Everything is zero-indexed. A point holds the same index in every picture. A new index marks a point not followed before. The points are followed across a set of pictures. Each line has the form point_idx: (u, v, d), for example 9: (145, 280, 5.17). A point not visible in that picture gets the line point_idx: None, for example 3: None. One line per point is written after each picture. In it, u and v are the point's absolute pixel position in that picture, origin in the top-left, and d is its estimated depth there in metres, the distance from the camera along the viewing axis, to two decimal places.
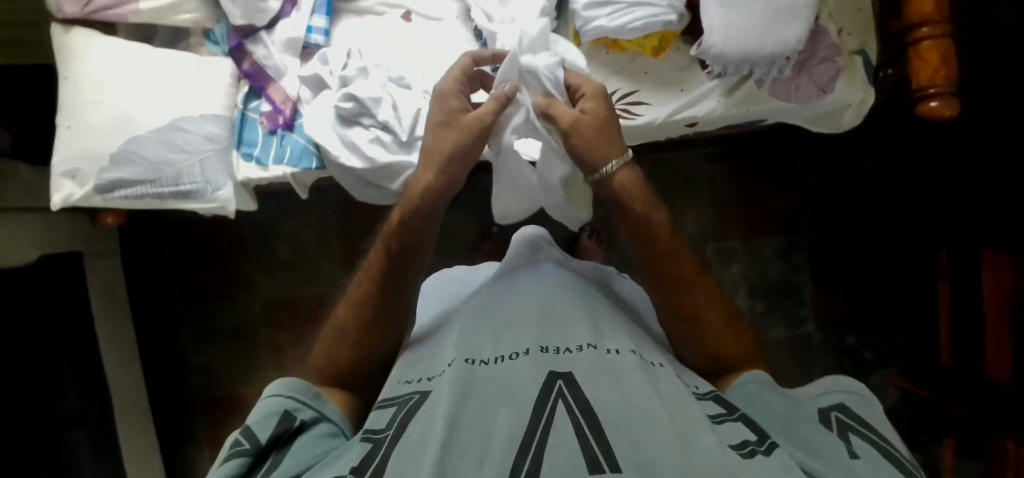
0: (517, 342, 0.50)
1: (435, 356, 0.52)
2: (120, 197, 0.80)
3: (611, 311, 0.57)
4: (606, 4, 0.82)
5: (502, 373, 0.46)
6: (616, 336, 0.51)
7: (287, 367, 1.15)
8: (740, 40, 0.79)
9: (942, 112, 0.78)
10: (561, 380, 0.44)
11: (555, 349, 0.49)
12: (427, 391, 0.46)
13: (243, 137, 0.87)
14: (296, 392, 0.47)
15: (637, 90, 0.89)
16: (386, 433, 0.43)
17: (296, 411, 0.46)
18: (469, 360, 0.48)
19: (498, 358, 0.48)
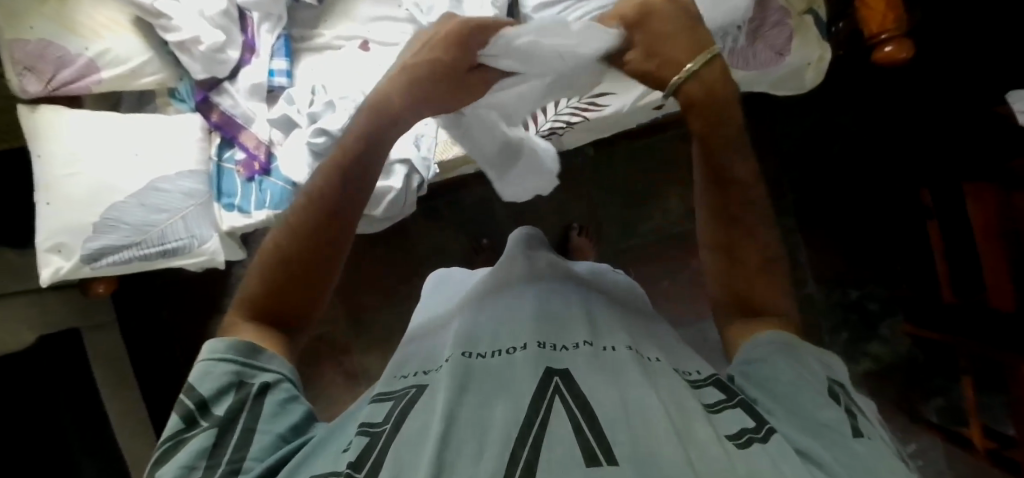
0: (514, 337, 0.50)
1: (432, 355, 0.53)
2: (107, 263, 0.80)
3: (605, 306, 0.57)
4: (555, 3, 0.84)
5: (499, 368, 0.47)
6: (609, 332, 0.51)
7: None
8: (691, 15, 0.80)
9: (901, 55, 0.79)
10: (557, 375, 0.44)
11: (550, 345, 0.49)
12: (424, 385, 0.47)
13: (222, 188, 0.88)
14: (244, 355, 0.44)
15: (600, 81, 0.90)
16: (384, 426, 0.42)
17: (251, 375, 0.44)
18: (467, 354, 0.49)
19: (494, 353, 0.49)
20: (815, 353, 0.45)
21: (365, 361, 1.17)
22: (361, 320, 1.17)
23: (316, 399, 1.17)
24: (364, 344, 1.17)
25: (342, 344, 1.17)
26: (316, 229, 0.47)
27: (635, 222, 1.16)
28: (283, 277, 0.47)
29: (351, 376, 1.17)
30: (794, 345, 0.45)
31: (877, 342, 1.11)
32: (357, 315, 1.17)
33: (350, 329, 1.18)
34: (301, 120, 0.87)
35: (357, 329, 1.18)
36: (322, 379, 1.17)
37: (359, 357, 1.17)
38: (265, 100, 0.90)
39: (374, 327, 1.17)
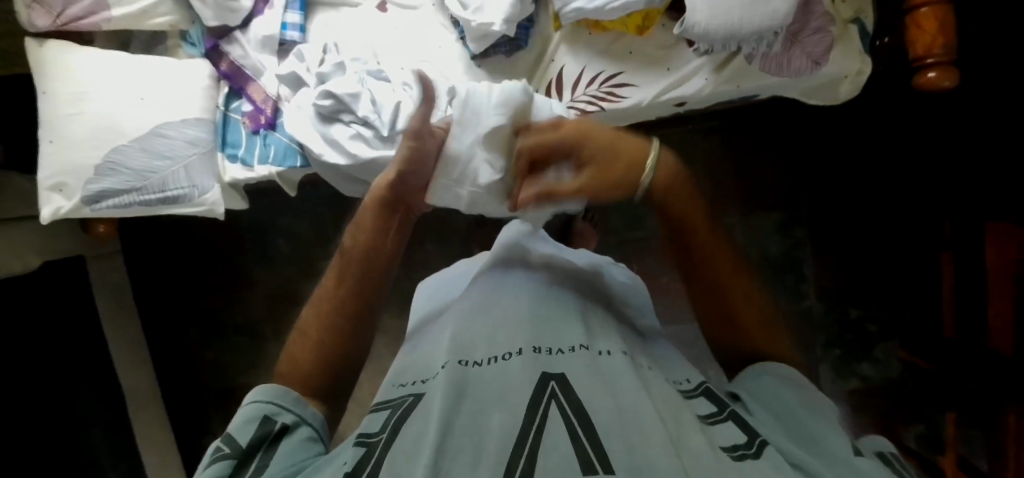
0: (511, 340, 0.49)
1: (428, 361, 0.52)
2: (110, 206, 0.80)
3: (601, 312, 0.55)
4: None
5: (496, 372, 0.45)
6: (607, 334, 0.50)
7: None
8: (726, 20, 0.74)
9: (945, 83, 0.74)
10: (553, 380, 0.43)
11: (547, 350, 0.47)
12: (421, 394, 0.46)
13: (227, 139, 0.89)
14: (280, 396, 0.45)
15: (621, 72, 0.85)
16: (380, 436, 0.43)
17: (280, 416, 0.44)
18: (463, 361, 0.47)
19: (491, 358, 0.48)
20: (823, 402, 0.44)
21: None
22: None
23: None
24: None
25: None
26: (352, 316, 0.49)
27: (642, 215, 1.14)
28: (317, 363, 0.48)
29: None
30: (801, 379, 0.45)
31: (869, 364, 1.10)
32: None
33: None
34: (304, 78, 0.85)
35: None
36: None
37: None
38: (276, 54, 0.88)
39: None
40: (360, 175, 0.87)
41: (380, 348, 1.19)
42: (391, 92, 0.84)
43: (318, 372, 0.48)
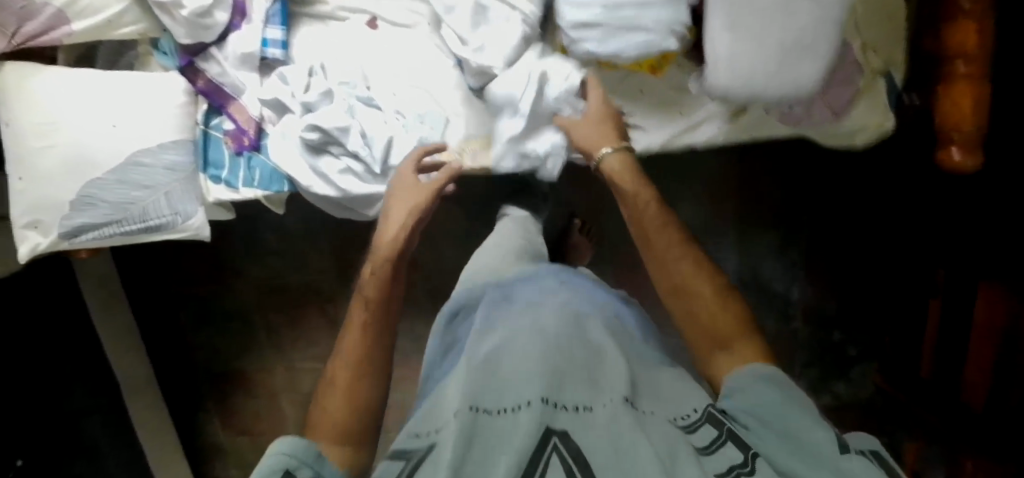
0: (520, 385, 0.39)
1: (435, 416, 0.44)
2: (89, 240, 0.78)
3: (600, 330, 0.49)
4: (596, 25, 0.70)
5: (501, 420, 0.37)
6: (630, 386, 0.41)
7: (284, 347, 1.20)
8: (748, 83, 0.68)
9: (969, 165, 0.69)
10: (556, 434, 0.35)
11: (560, 403, 0.38)
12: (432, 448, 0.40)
13: (209, 158, 0.85)
14: (301, 454, 0.45)
15: (627, 111, 0.80)
16: None
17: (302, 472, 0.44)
18: (473, 408, 0.38)
19: (501, 407, 0.38)
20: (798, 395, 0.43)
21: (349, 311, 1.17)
22: (348, 273, 1.15)
23: (300, 337, 1.20)
24: (351, 296, 1.16)
25: (328, 292, 1.17)
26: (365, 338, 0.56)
27: None
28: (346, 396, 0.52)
29: (335, 324, 1.18)
30: (787, 378, 0.42)
31: (843, 383, 1.13)
32: (345, 269, 1.15)
33: (339, 280, 1.16)
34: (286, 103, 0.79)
35: (345, 280, 1.16)
36: (306, 322, 1.18)
37: (345, 311, 1.17)
38: (257, 70, 0.81)
39: None
40: (350, 206, 0.84)
41: None
42: (382, 125, 0.80)
43: (348, 412, 0.51)
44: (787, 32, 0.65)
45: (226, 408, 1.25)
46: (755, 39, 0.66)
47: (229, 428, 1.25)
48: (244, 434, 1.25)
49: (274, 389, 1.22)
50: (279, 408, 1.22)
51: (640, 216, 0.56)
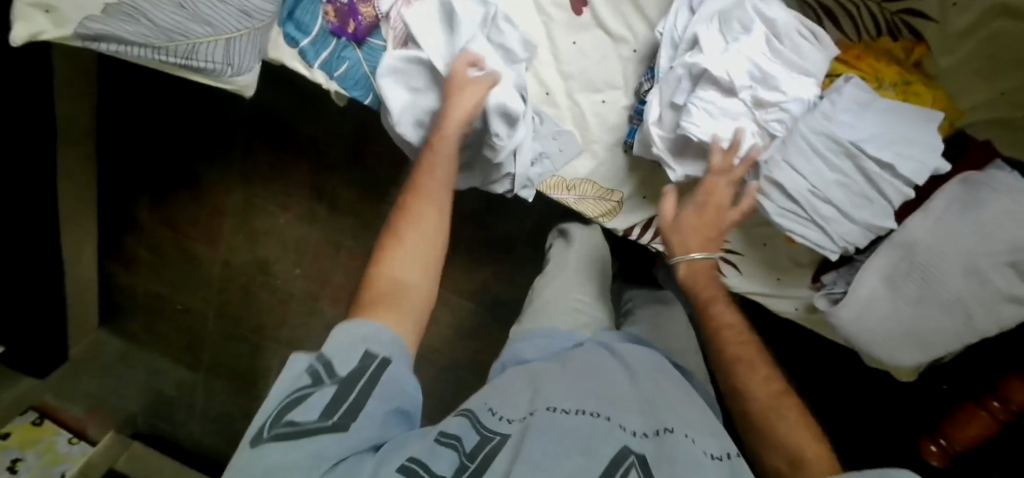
0: (588, 403, 0.50)
1: (508, 401, 0.52)
2: (108, 49, 0.59)
3: (671, 387, 0.55)
4: (789, 197, 0.62)
5: (579, 427, 0.46)
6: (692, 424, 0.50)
7: (254, 176, 1.08)
8: (856, 335, 0.68)
9: (932, 471, 0.79)
10: (633, 456, 0.45)
11: (631, 429, 0.48)
12: (507, 437, 0.46)
13: (295, 14, 0.65)
14: (377, 334, 0.45)
15: (738, 252, 0.76)
16: (472, 464, 0.44)
17: (377, 347, 0.44)
18: (550, 408, 0.48)
19: (578, 411, 0.49)
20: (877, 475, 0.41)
21: (340, 188, 1.06)
22: (360, 153, 1.03)
23: (275, 178, 1.08)
24: (349, 175, 1.05)
25: (329, 157, 1.05)
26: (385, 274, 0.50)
27: None
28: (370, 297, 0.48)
29: (318, 191, 1.08)
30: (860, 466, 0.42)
31: None
32: (360, 148, 1.03)
33: (347, 153, 1.04)
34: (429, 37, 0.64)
35: (355, 159, 1.04)
36: (290, 168, 1.07)
37: (336, 183, 1.06)
38: None
39: (367, 168, 1.04)
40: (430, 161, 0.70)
41: (343, 226, 1.10)
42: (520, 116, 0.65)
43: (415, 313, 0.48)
44: (925, 324, 0.64)
45: (163, 196, 1.14)
46: (894, 310, 0.65)
47: (156, 212, 1.16)
48: (170, 228, 1.17)
49: (222, 205, 1.12)
50: (219, 222, 1.14)
51: (722, 326, 0.57)
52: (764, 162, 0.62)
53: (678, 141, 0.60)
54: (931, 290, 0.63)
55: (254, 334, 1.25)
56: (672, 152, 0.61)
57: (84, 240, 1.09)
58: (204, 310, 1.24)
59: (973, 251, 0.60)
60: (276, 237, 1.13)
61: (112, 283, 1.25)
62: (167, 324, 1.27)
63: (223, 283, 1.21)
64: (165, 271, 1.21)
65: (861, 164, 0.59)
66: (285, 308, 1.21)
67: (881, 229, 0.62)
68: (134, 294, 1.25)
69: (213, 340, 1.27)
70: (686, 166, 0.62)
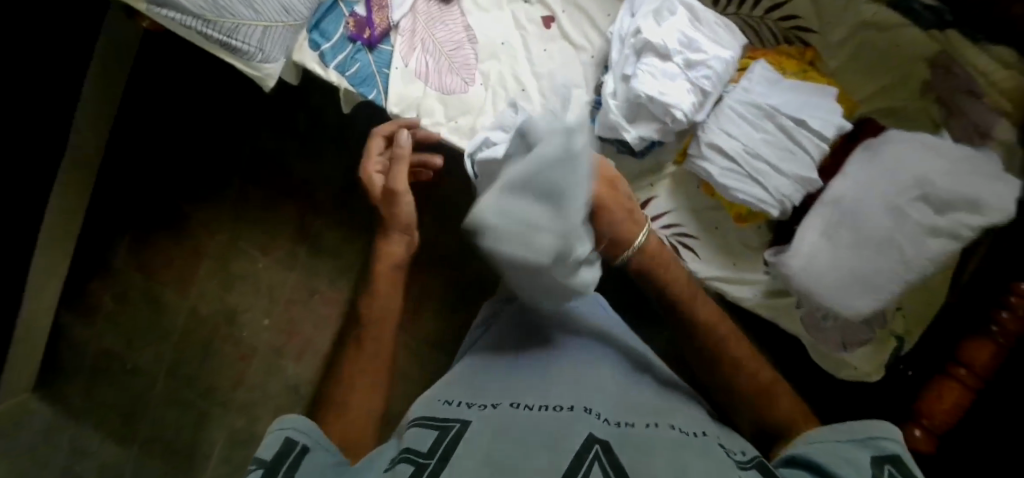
0: (560, 398, 0.55)
1: (478, 393, 0.58)
2: (165, 16, 0.72)
3: (642, 396, 0.60)
4: (728, 157, 0.74)
5: (546, 417, 0.51)
6: (658, 412, 0.55)
7: (242, 221, 1.15)
8: (809, 284, 0.74)
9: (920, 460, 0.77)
10: (598, 444, 0.46)
11: (600, 417, 0.52)
12: (468, 422, 0.51)
13: (321, 24, 0.81)
14: (304, 429, 0.53)
15: (697, 237, 0.84)
16: (430, 459, 0.46)
17: (298, 435, 0.53)
18: (516, 404, 0.54)
19: (542, 406, 0.54)
20: (868, 432, 0.48)
21: (324, 230, 1.14)
22: (347, 196, 1.13)
23: (262, 222, 1.15)
24: (334, 217, 1.14)
25: (317, 201, 1.14)
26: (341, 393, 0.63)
27: None
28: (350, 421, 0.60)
29: (303, 233, 1.14)
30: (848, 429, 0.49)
31: None
32: (348, 192, 1.13)
33: (335, 197, 1.13)
34: (432, 49, 0.82)
35: (342, 203, 1.14)
36: (278, 212, 1.14)
37: (320, 224, 1.14)
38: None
39: (352, 209, 1.13)
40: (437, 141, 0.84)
41: (322, 268, 1.15)
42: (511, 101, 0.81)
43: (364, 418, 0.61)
44: (866, 265, 0.72)
45: (144, 241, 1.17)
46: (835, 254, 0.73)
47: (133, 257, 1.18)
48: (144, 274, 1.18)
49: (203, 248, 1.16)
50: (196, 267, 1.17)
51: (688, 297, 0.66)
52: (704, 129, 0.75)
53: (630, 107, 0.74)
54: (860, 231, 0.72)
55: (205, 397, 1.19)
56: (628, 116, 0.74)
57: (52, 274, 1.09)
58: (156, 368, 1.20)
59: (886, 191, 0.71)
60: (253, 282, 1.16)
61: (63, 337, 1.20)
62: (110, 388, 1.20)
63: (184, 336, 1.19)
64: (125, 323, 1.19)
65: (780, 123, 0.73)
66: (245, 365, 1.18)
67: (807, 180, 0.73)
68: (85, 350, 1.20)
69: (157, 406, 1.20)
70: (639, 128, 0.74)
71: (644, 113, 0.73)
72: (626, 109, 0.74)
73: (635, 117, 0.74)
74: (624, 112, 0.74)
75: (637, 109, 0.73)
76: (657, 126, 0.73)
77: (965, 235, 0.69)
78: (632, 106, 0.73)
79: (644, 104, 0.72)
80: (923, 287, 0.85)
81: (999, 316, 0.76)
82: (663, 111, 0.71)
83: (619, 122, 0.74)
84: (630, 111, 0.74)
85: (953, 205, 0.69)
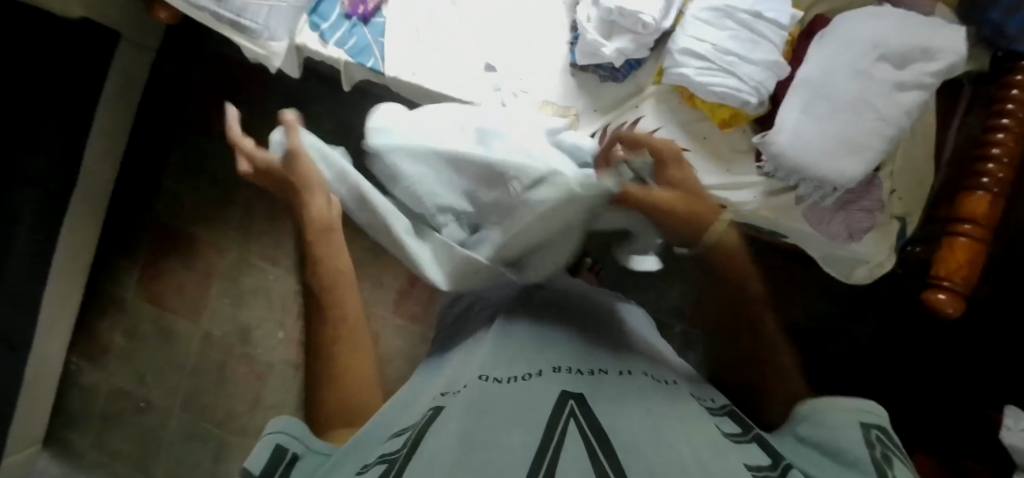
0: (530, 364, 0.48)
1: (452, 378, 0.50)
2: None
3: (617, 345, 0.56)
4: (700, 57, 0.81)
5: (519, 388, 0.44)
6: (617, 361, 0.52)
7: (250, 236, 1.17)
8: (800, 157, 0.78)
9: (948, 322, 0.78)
10: (572, 401, 0.42)
11: (568, 370, 0.48)
12: (439, 409, 0.43)
13: (319, 8, 0.89)
14: (299, 433, 0.46)
15: (688, 149, 0.88)
16: (399, 455, 0.39)
17: (287, 443, 0.45)
18: (484, 376, 0.46)
19: (511, 376, 0.46)
20: (845, 405, 0.45)
21: None
22: None
23: (269, 236, 1.17)
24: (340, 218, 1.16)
25: None
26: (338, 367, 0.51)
27: (628, 286, 1.18)
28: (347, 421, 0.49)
29: None
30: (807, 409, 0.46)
31: None
32: None
33: None
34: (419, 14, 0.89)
35: None
36: (285, 222, 1.17)
37: None
38: None
39: None
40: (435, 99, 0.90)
41: None
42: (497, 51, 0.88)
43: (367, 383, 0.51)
44: (847, 129, 0.77)
45: (155, 272, 1.19)
46: (818, 127, 0.78)
47: (144, 289, 1.20)
48: (155, 305, 1.19)
49: (214, 269, 1.18)
50: (208, 290, 1.19)
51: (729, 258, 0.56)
52: (675, 38, 0.82)
53: (605, 28, 0.82)
54: (837, 100, 0.78)
55: (220, 427, 1.16)
56: (605, 36, 0.83)
57: (65, 312, 1.11)
58: (170, 403, 1.18)
59: (848, 60, 0.78)
60: (264, 295, 1.17)
61: (76, 383, 1.20)
62: (126, 431, 1.19)
63: (197, 363, 1.18)
64: (136, 357, 1.19)
65: (739, 19, 0.80)
66: (261, 384, 1.16)
67: (776, 64, 0.79)
68: (98, 393, 1.20)
69: (173, 444, 1.17)
70: (617, 44, 0.82)
71: (620, 28, 0.82)
72: (603, 31, 0.82)
73: (613, 34, 0.82)
74: (601, 34, 0.83)
75: (611, 28, 0.82)
76: (631, 40, 0.82)
77: (928, 83, 0.76)
78: (606, 26, 0.82)
79: (617, 19, 0.80)
80: (909, 165, 0.87)
81: (986, 168, 0.78)
82: (635, 23, 0.80)
83: (596, 42, 0.82)
84: (606, 31, 0.83)
85: (909, 59, 0.76)
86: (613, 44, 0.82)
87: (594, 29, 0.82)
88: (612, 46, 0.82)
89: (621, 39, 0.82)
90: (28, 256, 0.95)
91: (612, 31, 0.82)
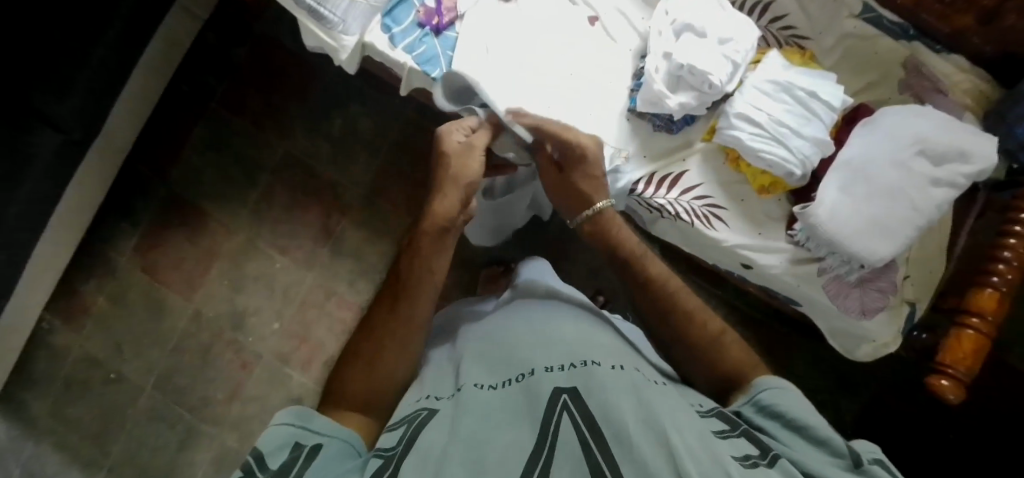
0: (523, 364, 0.52)
1: (449, 380, 0.55)
2: None
3: (611, 340, 0.58)
4: (755, 124, 0.85)
5: (512, 395, 0.48)
6: (609, 355, 0.52)
7: (263, 221, 1.14)
8: (834, 233, 0.83)
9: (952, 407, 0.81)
10: (565, 395, 0.45)
11: (560, 366, 0.49)
12: (435, 411, 0.48)
13: (393, 11, 0.90)
14: (312, 426, 0.47)
15: (725, 207, 0.92)
16: (396, 450, 0.44)
17: (304, 438, 0.47)
18: (479, 384, 0.51)
19: (504, 381, 0.51)
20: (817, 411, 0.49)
21: (348, 231, 1.14)
22: (375, 196, 1.15)
23: (283, 224, 1.14)
24: (359, 218, 1.15)
25: (343, 203, 1.15)
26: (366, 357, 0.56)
27: None
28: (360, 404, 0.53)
29: (326, 233, 1.14)
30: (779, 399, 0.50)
31: None
32: (375, 192, 1.15)
33: (364, 197, 1.15)
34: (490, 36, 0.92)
35: (370, 202, 1.15)
36: (302, 214, 1.15)
37: (344, 224, 1.15)
38: None
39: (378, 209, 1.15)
40: None
41: (342, 268, 1.14)
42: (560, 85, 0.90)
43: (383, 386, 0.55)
44: (881, 214, 0.82)
45: (155, 241, 1.14)
46: (856, 209, 0.83)
47: (138, 257, 1.14)
48: (148, 276, 1.13)
49: (217, 248, 1.14)
50: (208, 267, 1.14)
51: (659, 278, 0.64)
52: (732, 101, 0.87)
53: (670, 81, 0.86)
54: (877, 185, 0.83)
55: (194, 414, 1.09)
56: (669, 88, 0.86)
57: (52, 266, 1.03)
58: (142, 380, 1.11)
59: (889, 148, 0.83)
60: (266, 283, 1.13)
61: (41, 343, 1.11)
62: (84, 403, 1.10)
63: (181, 342, 1.12)
64: (116, 327, 1.12)
65: (797, 95, 0.85)
66: (245, 375, 1.11)
67: (823, 143, 0.84)
68: (61, 358, 1.11)
69: (135, 424, 1.10)
70: (678, 97, 0.86)
71: (685, 84, 0.86)
72: (669, 84, 0.86)
73: (677, 89, 0.86)
74: (665, 86, 0.86)
75: (676, 83, 0.86)
76: (693, 96, 0.85)
77: (961, 183, 0.83)
78: (672, 80, 0.86)
79: (684, 76, 0.84)
80: (922, 255, 0.92)
81: (996, 268, 0.83)
82: (699, 82, 0.84)
83: (660, 93, 0.86)
84: (671, 84, 0.86)
85: (946, 158, 0.83)
86: (674, 96, 0.86)
87: (660, 79, 0.86)
88: (673, 99, 0.86)
89: (683, 95, 0.86)
90: (35, 203, 0.89)
91: (676, 86, 0.86)
